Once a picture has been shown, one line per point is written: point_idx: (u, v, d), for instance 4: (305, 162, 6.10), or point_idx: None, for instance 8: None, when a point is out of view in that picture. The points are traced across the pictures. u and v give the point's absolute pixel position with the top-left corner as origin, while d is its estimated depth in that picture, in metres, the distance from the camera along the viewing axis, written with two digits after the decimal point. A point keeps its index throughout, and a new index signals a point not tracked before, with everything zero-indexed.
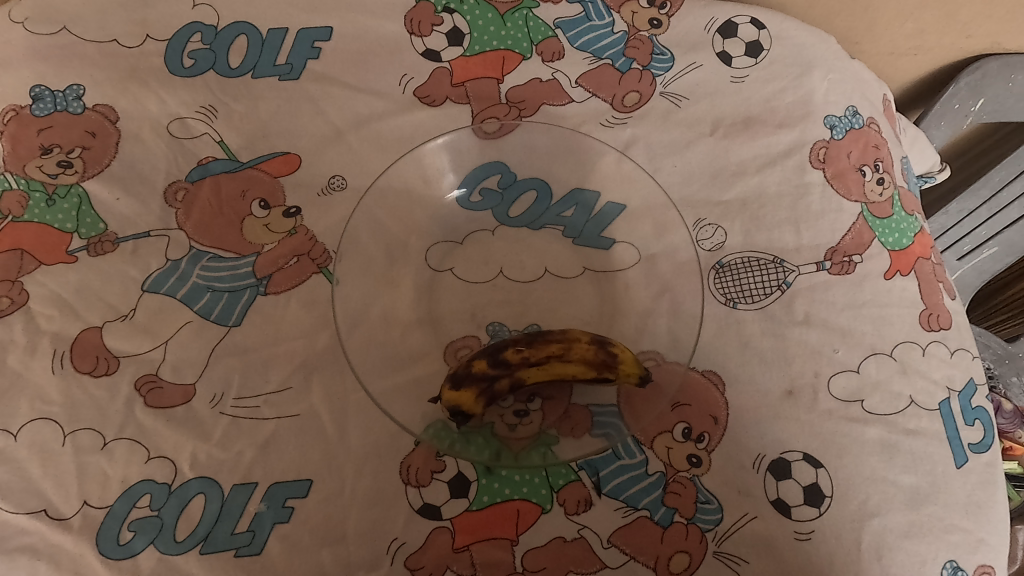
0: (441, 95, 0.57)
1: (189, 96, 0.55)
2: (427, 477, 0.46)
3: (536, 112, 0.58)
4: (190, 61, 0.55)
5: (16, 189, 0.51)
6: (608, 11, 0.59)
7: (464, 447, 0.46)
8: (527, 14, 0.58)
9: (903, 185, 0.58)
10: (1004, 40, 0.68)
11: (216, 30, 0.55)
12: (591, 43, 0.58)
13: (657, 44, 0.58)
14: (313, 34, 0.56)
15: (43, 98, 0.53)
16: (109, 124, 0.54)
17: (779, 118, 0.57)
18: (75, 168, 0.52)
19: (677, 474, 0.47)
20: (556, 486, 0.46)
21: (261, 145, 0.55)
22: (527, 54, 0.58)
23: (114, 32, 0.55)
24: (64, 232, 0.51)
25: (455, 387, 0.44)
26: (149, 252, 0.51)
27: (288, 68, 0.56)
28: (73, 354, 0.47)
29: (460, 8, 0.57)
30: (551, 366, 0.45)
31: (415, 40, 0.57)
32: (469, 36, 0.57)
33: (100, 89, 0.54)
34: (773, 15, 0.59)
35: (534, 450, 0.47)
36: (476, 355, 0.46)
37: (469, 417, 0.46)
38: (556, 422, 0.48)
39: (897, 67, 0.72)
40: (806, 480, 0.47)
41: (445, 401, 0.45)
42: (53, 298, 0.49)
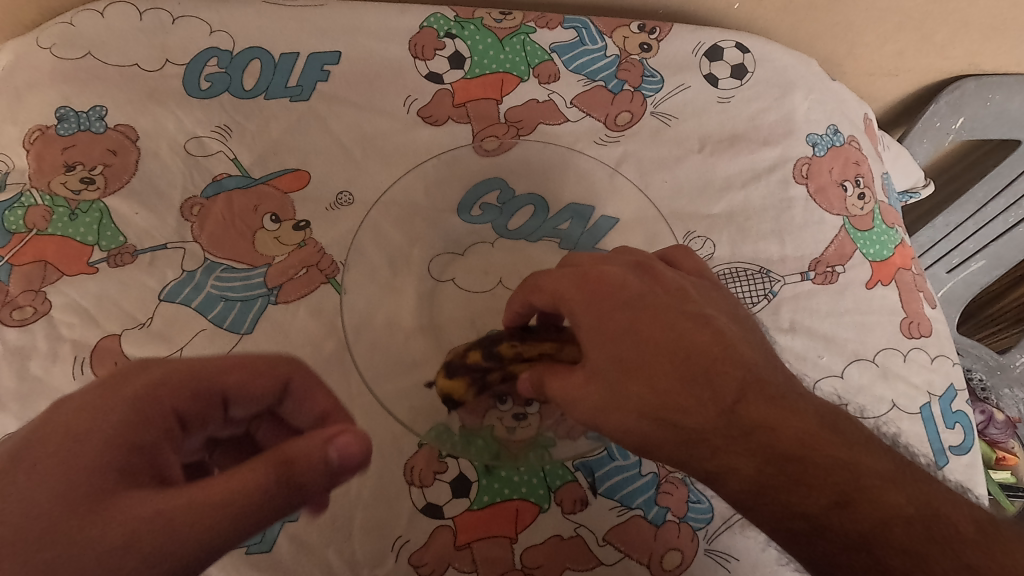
0: (443, 115, 0.60)
1: (204, 116, 0.58)
2: (430, 478, 0.48)
3: (533, 131, 0.60)
4: (207, 84, 0.58)
5: (40, 204, 0.54)
6: (601, 36, 0.62)
7: (465, 449, 0.48)
8: (524, 39, 0.62)
9: (883, 199, 0.61)
10: (981, 62, 0.72)
11: (231, 54, 0.59)
12: (584, 66, 0.62)
13: (647, 67, 0.62)
14: (323, 58, 0.60)
15: (68, 118, 0.56)
16: (129, 142, 0.56)
17: (763, 135, 0.60)
18: (97, 184, 0.55)
19: (670, 474, 0.49)
20: (553, 486, 0.49)
21: (272, 161, 0.58)
22: (525, 76, 0.61)
23: (136, 56, 0.58)
24: (86, 244, 0.53)
25: (449, 376, 0.49)
26: (165, 264, 0.53)
27: (299, 90, 0.59)
28: (93, 360, 0.50)
29: (461, 34, 0.61)
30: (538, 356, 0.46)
31: (419, 63, 0.60)
32: (470, 59, 0.61)
33: (121, 110, 0.57)
34: (756, 40, 0.63)
35: (532, 451, 0.49)
36: (473, 346, 0.50)
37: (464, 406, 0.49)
38: (553, 425, 0.48)
39: (879, 87, 0.76)
40: None
41: (439, 388, 0.49)
42: (74, 307, 0.51)
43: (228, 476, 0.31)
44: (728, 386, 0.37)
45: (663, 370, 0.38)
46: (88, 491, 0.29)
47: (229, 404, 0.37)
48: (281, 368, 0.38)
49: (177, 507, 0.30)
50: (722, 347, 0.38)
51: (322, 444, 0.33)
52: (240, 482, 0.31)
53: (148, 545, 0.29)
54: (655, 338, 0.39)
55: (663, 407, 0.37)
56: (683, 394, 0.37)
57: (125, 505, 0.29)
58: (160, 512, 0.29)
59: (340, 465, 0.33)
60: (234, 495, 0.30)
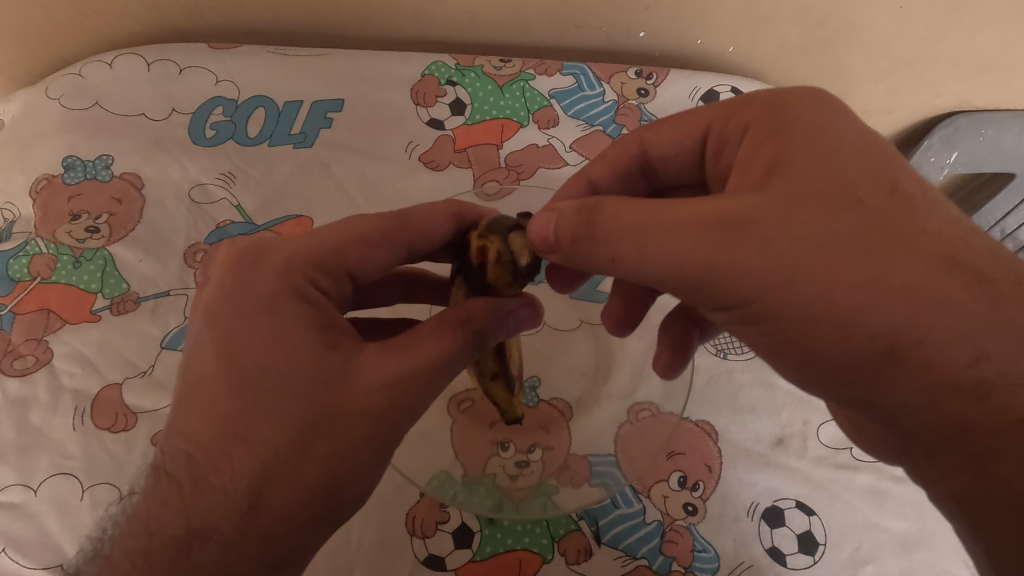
0: (444, 159, 0.61)
1: (209, 163, 0.59)
2: (432, 528, 0.47)
3: (533, 175, 0.61)
4: (211, 132, 0.60)
5: (45, 253, 0.55)
6: (598, 82, 0.64)
7: (467, 497, 0.47)
8: (524, 86, 0.63)
9: None
10: (973, 99, 0.72)
11: (236, 103, 0.61)
12: (583, 112, 0.63)
13: (645, 111, 0.63)
14: (326, 106, 0.61)
15: (74, 167, 0.58)
16: (134, 190, 0.57)
17: None
18: (101, 233, 0.56)
19: (674, 522, 0.49)
20: (557, 536, 0.48)
21: (276, 208, 0.58)
22: (524, 121, 0.62)
23: (142, 106, 0.60)
24: (89, 292, 0.53)
25: (481, 245, 0.42)
26: (167, 311, 0.53)
27: (302, 136, 0.60)
28: (93, 410, 0.49)
29: (461, 81, 0.63)
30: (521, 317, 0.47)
31: (420, 110, 0.62)
32: (471, 106, 0.63)
33: (127, 158, 0.58)
34: (750, 84, 0.64)
35: (535, 500, 0.48)
36: (467, 283, 0.43)
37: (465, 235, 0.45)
38: (556, 472, 0.50)
39: (873, 124, 0.77)
40: (796, 560, 0.48)
41: (480, 231, 0.43)
42: (74, 356, 0.51)
43: (436, 336, 0.36)
44: (953, 246, 0.31)
45: (884, 200, 0.31)
46: (319, 370, 0.34)
47: (356, 280, 0.41)
48: (400, 237, 0.41)
49: (404, 362, 0.35)
50: (925, 205, 0.31)
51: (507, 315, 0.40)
52: (443, 342, 0.36)
53: (399, 392, 0.34)
54: (864, 166, 0.32)
55: (881, 232, 0.30)
56: (904, 257, 0.30)
57: (367, 371, 0.34)
58: (394, 368, 0.34)
59: (516, 326, 0.41)
60: (451, 357, 0.36)
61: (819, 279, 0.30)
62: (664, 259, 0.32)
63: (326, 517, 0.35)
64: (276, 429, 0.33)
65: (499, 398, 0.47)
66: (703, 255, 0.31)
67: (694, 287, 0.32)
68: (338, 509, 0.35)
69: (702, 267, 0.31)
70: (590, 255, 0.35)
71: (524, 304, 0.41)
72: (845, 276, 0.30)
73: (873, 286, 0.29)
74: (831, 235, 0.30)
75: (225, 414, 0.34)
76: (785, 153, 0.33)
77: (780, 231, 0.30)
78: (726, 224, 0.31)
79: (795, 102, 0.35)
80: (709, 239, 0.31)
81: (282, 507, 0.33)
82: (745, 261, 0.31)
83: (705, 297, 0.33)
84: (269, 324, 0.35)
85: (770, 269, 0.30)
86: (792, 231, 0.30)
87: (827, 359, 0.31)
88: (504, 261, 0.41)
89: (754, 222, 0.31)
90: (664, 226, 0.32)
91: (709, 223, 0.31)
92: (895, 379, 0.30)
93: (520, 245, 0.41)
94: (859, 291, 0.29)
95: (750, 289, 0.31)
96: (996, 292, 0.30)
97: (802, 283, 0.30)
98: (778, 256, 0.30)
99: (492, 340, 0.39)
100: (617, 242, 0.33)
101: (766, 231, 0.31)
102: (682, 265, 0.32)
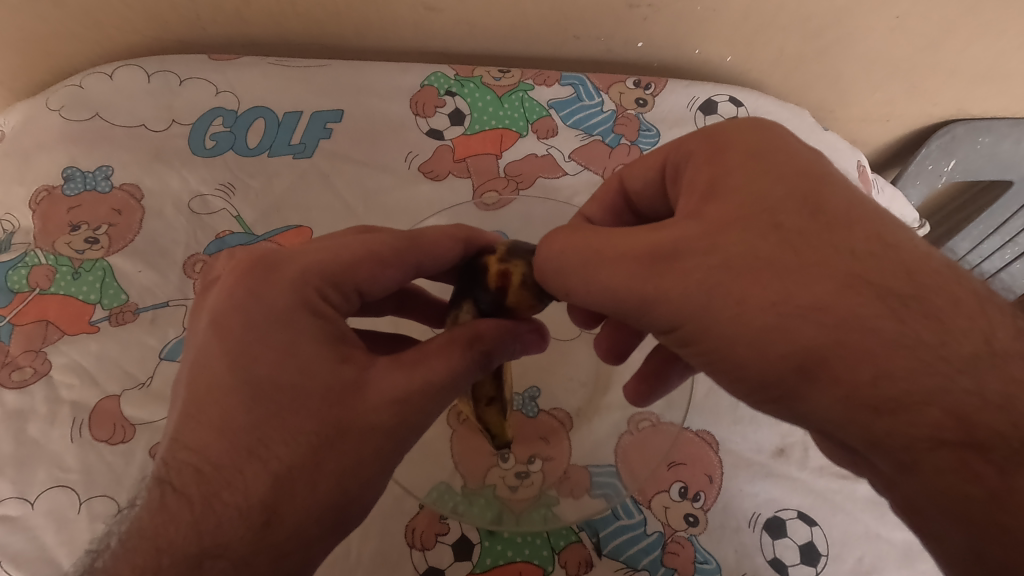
0: (443, 169, 0.61)
1: (208, 174, 0.59)
2: (432, 540, 0.47)
3: (532, 185, 0.61)
4: (211, 142, 0.60)
5: (44, 264, 0.55)
6: (597, 92, 0.64)
7: (468, 509, 0.47)
8: (523, 96, 0.64)
9: None
10: (970, 108, 0.73)
11: (236, 114, 0.61)
12: (582, 121, 0.63)
13: (643, 121, 0.63)
14: (326, 116, 0.61)
15: (74, 178, 0.58)
16: (133, 201, 0.57)
17: None
18: (101, 244, 0.56)
19: (675, 533, 0.48)
20: (558, 547, 0.48)
21: (275, 218, 0.58)
22: (523, 131, 0.63)
23: (142, 117, 0.60)
24: (88, 303, 0.53)
25: (502, 270, 0.43)
26: (167, 322, 0.53)
27: (302, 146, 0.60)
28: (91, 422, 0.49)
29: (461, 92, 0.63)
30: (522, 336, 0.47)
31: (420, 120, 0.62)
32: (470, 116, 0.63)
33: (127, 169, 0.59)
34: (749, 94, 0.65)
35: (535, 511, 0.48)
36: (476, 305, 0.43)
37: (475, 260, 0.45)
38: (556, 482, 0.49)
39: (870, 133, 0.77)
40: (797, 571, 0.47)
41: (499, 257, 0.43)
42: (73, 367, 0.51)
43: (449, 354, 0.36)
44: (891, 269, 0.29)
45: (814, 224, 0.30)
46: (331, 386, 0.34)
47: (364, 296, 0.40)
48: (410, 257, 0.40)
49: (415, 378, 0.35)
50: (859, 227, 0.30)
51: (513, 339, 0.40)
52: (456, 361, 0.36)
53: (408, 409, 0.35)
54: (794, 190, 0.31)
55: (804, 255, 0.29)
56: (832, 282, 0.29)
57: (376, 387, 0.35)
58: (403, 384, 0.35)
59: (521, 350, 0.41)
60: (460, 375, 0.36)
61: (737, 304, 0.30)
62: (604, 289, 0.34)
63: (326, 530, 0.35)
64: (279, 441, 0.33)
65: (495, 424, 0.45)
66: (630, 282, 0.33)
67: (627, 312, 0.34)
68: (337, 525, 0.35)
69: (634, 295, 0.33)
70: (550, 285, 0.38)
71: (531, 329, 0.42)
72: (758, 300, 0.30)
73: (786, 307, 0.29)
74: (748, 259, 0.30)
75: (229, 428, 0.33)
76: (718, 181, 0.33)
77: (701, 260, 0.31)
78: (654, 255, 0.32)
79: (731, 131, 0.35)
80: (640, 271, 0.32)
81: (278, 521, 0.33)
82: (663, 287, 0.32)
83: (643, 323, 0.34)
84: (275, 339, 0.34)
85: (694, 296, 0.31)
86: (709, 257, 0.31)
87: (751, 380, 0.31)
88: (528, 283, 0.42)
89: (679, 252, 0.31)
90: (597, 259, 0.34)
91: (638, 256, 0.33)
92: (816, 399, 0.29)
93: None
94: (773, 313, 0.29)
95: (673, 313, 0.32)
96: (938, 316, 0.29)
97: (718, 307, 0.30)
98: (694, 283, 0.31)
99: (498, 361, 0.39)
100: (564, 277, 0.36)
101: (687, 259, 0.31)
102: (615, 295, 0.33)
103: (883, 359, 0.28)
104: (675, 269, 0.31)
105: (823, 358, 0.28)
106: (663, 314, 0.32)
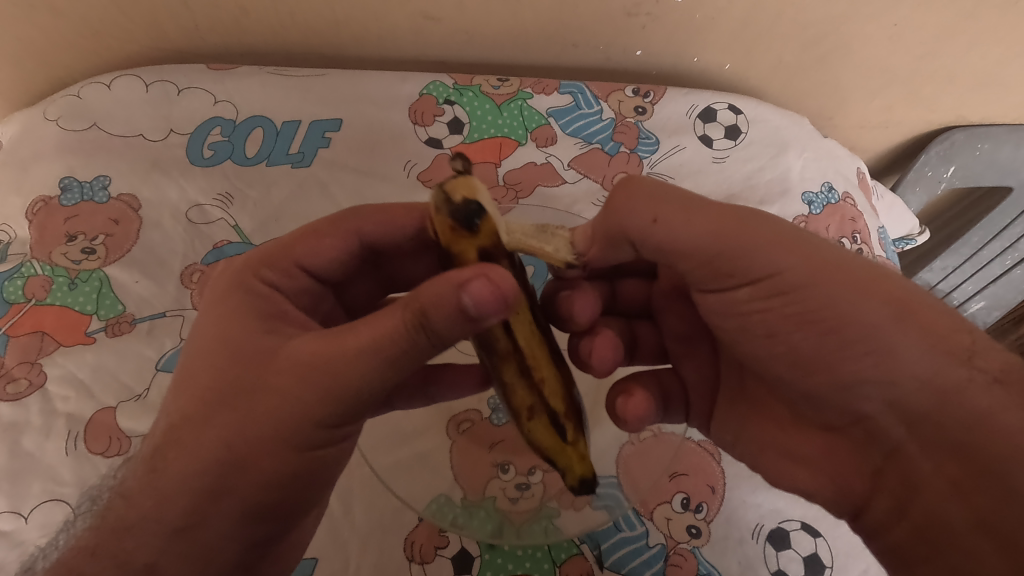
0: (442, 178, 0.61)
1: (206, 183, 0.59)
2: (431, 554, 0.46)
3: (532, 193, 0.61)
4: (209, 152, 0.60)
5: (40, 274, 0.54)
6: (597, 100, 0.64)
7: (467, 521, 0.46)
8: (521, 104, 0.64)
9: (882, 254, 0.61)
10: (969, 114, 0.72)
11: (234, 123, 0.61)
12: (581, 129, 0.63)
13: (643, 129, 0.63)
14: (324, 126, 0.61)
15: (71, 189, 0.58)
16: (131, 211, 0.57)
17: (760, 195, 0.61)
18: (97, 254, 0.55)
19: (677, 545, 0.48)
20: (558, 560, 0.47)
21: (273, 228, 0.58)
22: (522, 139, 0.63)
23: (140, 127, 0.60)
24: (84, 313, 0.53)
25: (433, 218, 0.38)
26: (164, 332, 0.53)
27: (300, 156, 0.60)
28: (87, 435, 0.48)
29: (460, 100, 0.63)
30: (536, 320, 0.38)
31: (419, 128, 0.62)
32: (469, 124, 0.63)
33: (124, 179, 0.58)
34: (748, 102, 0.65)
35: (535, 523, 0.47)
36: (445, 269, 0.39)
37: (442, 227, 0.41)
38: (557, 493, 0.48)
39: (870, 139, 0.77)
40: None
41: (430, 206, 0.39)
42: (69, 379, 0.50)
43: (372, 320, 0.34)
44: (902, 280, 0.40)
45: None
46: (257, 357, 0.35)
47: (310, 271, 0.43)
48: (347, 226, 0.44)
49: (330, 345, 0.34)
50: None
51: (456, 291, 0.32)
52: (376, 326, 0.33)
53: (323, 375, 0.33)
54: None
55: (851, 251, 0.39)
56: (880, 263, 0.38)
57: (297, 353, 0.34)
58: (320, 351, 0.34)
59: (473, 308, 0.32)
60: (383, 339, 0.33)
61: (826, 259, 0.36)
62: (706, 229, 0.37)
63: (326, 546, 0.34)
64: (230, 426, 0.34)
65: (550, 445, 0.38)
66: (731, 223, 0.37)
67: (726, 253, 0.37)
68: None
69: (738, 235, 0.37)
70: (630, 216, 0.38)
71: (477, 274, 0.32)
72: (850, 266, 0.36)
73: (868, 267, 0.36)
74: (821, 239, 0.38)
75: (181, 376, 0.36)
76: None
77: (790, 228, 0.38)
78: (752, 213, 0.38)
79: None
80: (741, 220, 0.37)
81: (227, 492, 0.34)
82: (767, 240, 0.36)
83: (739, 266, 0.37)
84: (228, 319, 0.37)
85: (791, 246, 0.36)
86: (796, 230, 0.38)
87: (848, 334, 0.35)
88: (442, 207, 0.36)
89: (771, 219, 0.38)
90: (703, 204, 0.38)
91: (740, 210, 0.38)
92: (905, 350, 0.34)
93: (468, 185, 0.36)
94: (858, 267, 0.36)
95: (771, 259, 0.36)
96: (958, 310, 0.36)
97: (812, 257, 0.36)
98: (792, 240, 0.37)
99: (459, 330, 0.33)
100: (660, 204, 0.38)
101: (777, 222, 0.38)
102: (715, 230, 0.37)
103: (947, 321, 0.34)
104: (771, 225, 0.37)
105: (908, 313, 0.34)
106: (762, 256, 0.36)
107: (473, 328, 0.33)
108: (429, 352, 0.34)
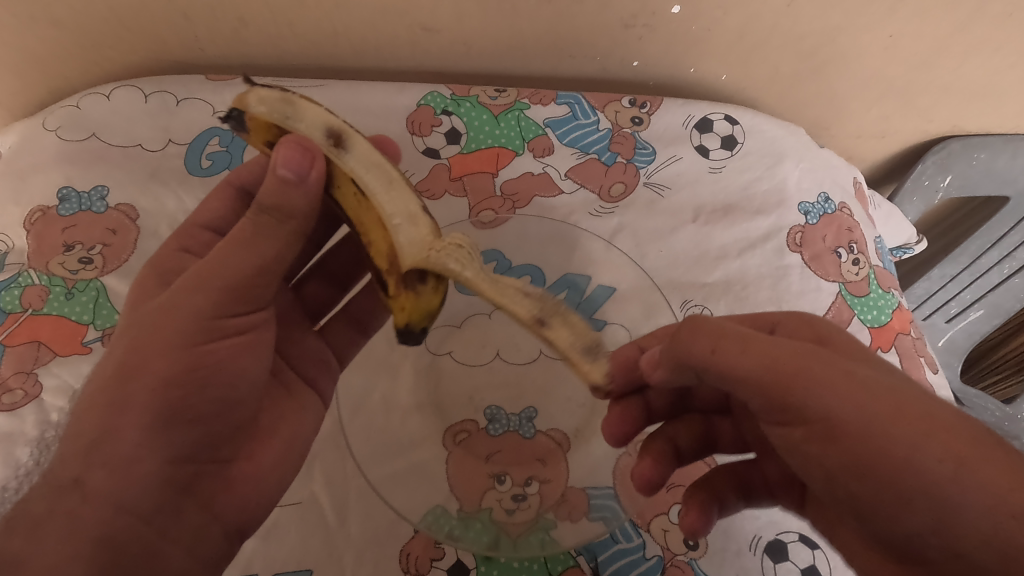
0: (439, 188, 0.61)
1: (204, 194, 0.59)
2: (426, 565, 0.46)
3: (529, 203, 0.61)
4: (208, 162, 0.60)
5: (37, 284, 0.55)
6: (593, 110, 0.64)
7: (463, 533, 0.46)
8: (518, 115, 0.64)
9: (878, 264, 0.61)
10: (965, 124, 0.73)
11: (233, 134, 0.61)
12: (578, 140, 0.63)
13: (639, 139, 0.64)
14: None
15: (69, 199, 0.58)
16: (128, 221, 0.57)
17: (757, 205, 0.61)
18: (95, 264, 0.55)
19: (675, 557, 0.47)
20: (554, 572, 0.47)
21: None
22: (519, 150, 0.63)
23: (139, 137, 0.60)
24: (81, 323, 0.53)
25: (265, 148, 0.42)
26: None
27: None
28: None
29: (457, 111, 0.63)
30: (361, 183, 0.39)
31: (416, 139, 0.62)
32: (466, 135, 0.63)
33: (121, 188, 0.59)
34: (744, 112, 0.65)
35: (532, 535, 0.47)
36: None
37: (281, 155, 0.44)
38: (554, 505, 0.48)
39: (867, 149, 0.77)
40: None
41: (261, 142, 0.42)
42: (63, 389, 0.50)
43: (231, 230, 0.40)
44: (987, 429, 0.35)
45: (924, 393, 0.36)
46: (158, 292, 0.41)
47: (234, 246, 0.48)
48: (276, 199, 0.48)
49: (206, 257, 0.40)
50: None
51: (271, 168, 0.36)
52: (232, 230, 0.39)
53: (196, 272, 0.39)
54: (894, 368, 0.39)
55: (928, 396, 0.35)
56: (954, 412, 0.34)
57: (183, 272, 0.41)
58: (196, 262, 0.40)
59: (291, 170, 0.36)
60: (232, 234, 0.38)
61: (889, 405, 0.33)
62: (763, 365, 0.34)
63: None
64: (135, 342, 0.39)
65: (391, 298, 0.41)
66: (790, 361, 0.34)
67: (779, 391, 0.34)
68: None
69: (795, 373, 0.34)
70: (687, 345, 0.36)
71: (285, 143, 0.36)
72: (914, 415, 0.33)
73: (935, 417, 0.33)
74: (890, 382, 0.35)
75: (132, 296, 0.44)
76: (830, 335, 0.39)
77: (857, 369, 0.35)
78: (811, 350, 0.35)
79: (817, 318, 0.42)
80: (801, 358, 0.34)
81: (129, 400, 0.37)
82: (827, 383, 0.34)
83: (791, 409, 0.34)
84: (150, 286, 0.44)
85: (850, 388, 0.33)
86: (862, 370, 0.35)
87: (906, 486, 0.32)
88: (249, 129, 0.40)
89: (834, 358, 0.35)
90: (762, 340, 0.35)
91: (803, 349, 0.35)
92: (969, 510, 0.31)
93: (256, 97, 0.39)
94: (922, 417, 0.33)
95: (829, 402, 0.33)
96: None
97: (876, 401, 0.33)
98: (855, 383, 0.34)
99: (297, 200, 0.37)
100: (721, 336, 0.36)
101: (838, 360, 0.35)
102: (771, 366, 0.34)
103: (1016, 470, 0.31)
104: (832, 365, 0.34)
105: (971, 463, 0.31)
106: (823, 398, 0.33)
107: (309, 192, 0.37)
108: (283, 229, 0.38)
